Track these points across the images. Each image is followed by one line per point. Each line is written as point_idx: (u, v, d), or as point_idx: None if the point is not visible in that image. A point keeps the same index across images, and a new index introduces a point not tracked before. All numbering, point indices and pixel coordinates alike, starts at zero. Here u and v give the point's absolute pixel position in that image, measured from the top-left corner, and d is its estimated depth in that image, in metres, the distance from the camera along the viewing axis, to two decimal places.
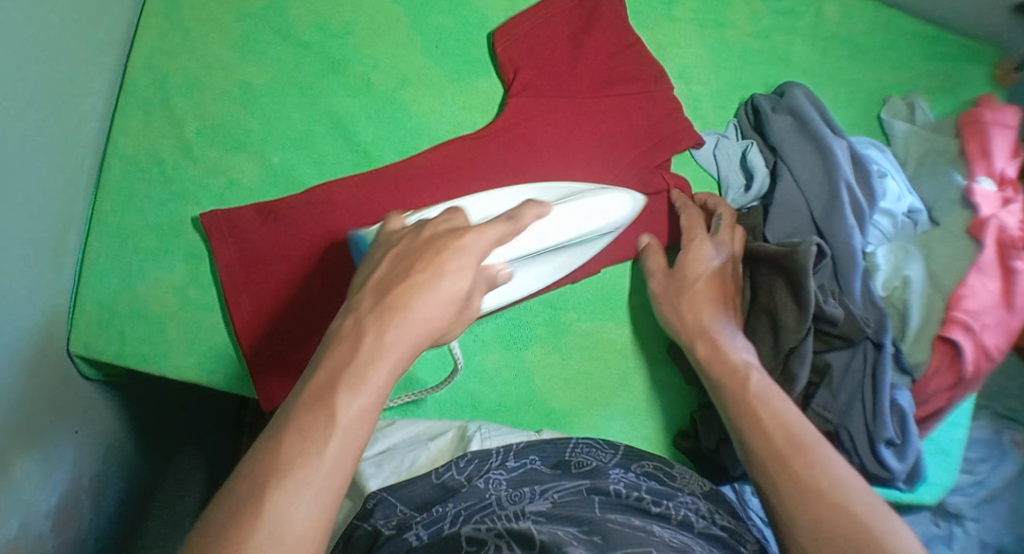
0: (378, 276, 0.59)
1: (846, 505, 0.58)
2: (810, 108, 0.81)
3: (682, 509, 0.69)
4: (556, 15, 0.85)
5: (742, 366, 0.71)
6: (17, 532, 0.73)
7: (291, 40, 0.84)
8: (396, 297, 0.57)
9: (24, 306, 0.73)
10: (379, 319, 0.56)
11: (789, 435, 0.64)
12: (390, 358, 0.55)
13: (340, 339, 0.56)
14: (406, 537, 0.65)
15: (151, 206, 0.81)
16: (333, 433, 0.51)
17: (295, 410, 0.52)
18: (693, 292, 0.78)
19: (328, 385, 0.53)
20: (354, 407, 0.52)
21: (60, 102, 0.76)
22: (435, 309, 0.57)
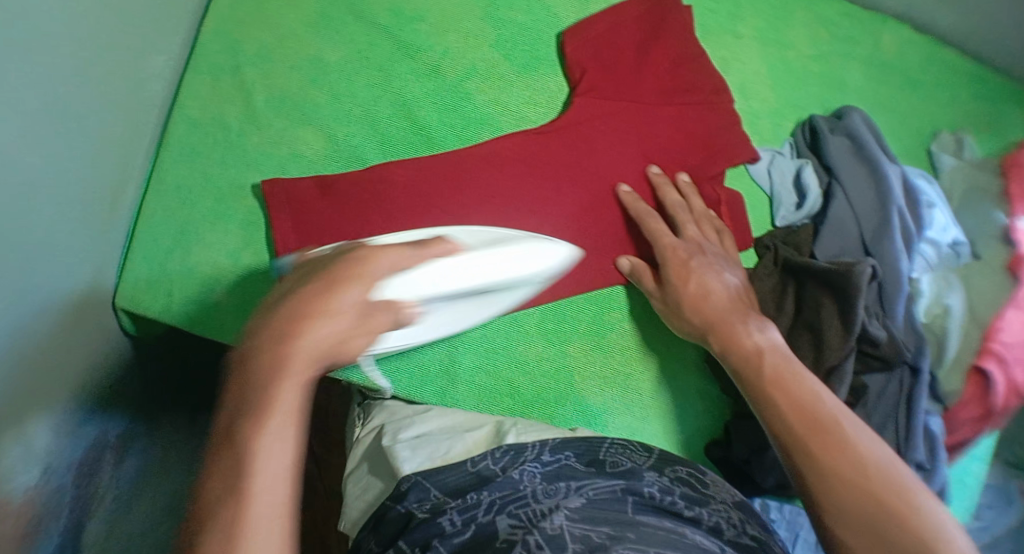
0: (258, 317, 0.57)
1: (868, 486, 0.59)
2: (866, 132, 0.84)
3: (714, 516, 0.66)
4: (626, 23, 0.88)
5: (756, 353, 0.70)
6: (40, 480, 0.72)
7: (366, 21, 0.86)
8: (292, 327, 0.55)
9: (77, 252, 0.73)
10: (274, 351, 0.54)
11: (810, 417, 0.64)
12: (293, 384, 0.54)
13: (235, 380, 0.54)
14: (439, 522, 0.64)
15: (212, 168, 0.82)
16: (257, 478, 0.51)
17: (220, 462, 0.51)
18: (693, 295, 0.77)
19: (233, 428, 0.52)
20: (274, 445, 0.52)
21: (136, 57, 0.78)
22: (328, 339, 0.56)
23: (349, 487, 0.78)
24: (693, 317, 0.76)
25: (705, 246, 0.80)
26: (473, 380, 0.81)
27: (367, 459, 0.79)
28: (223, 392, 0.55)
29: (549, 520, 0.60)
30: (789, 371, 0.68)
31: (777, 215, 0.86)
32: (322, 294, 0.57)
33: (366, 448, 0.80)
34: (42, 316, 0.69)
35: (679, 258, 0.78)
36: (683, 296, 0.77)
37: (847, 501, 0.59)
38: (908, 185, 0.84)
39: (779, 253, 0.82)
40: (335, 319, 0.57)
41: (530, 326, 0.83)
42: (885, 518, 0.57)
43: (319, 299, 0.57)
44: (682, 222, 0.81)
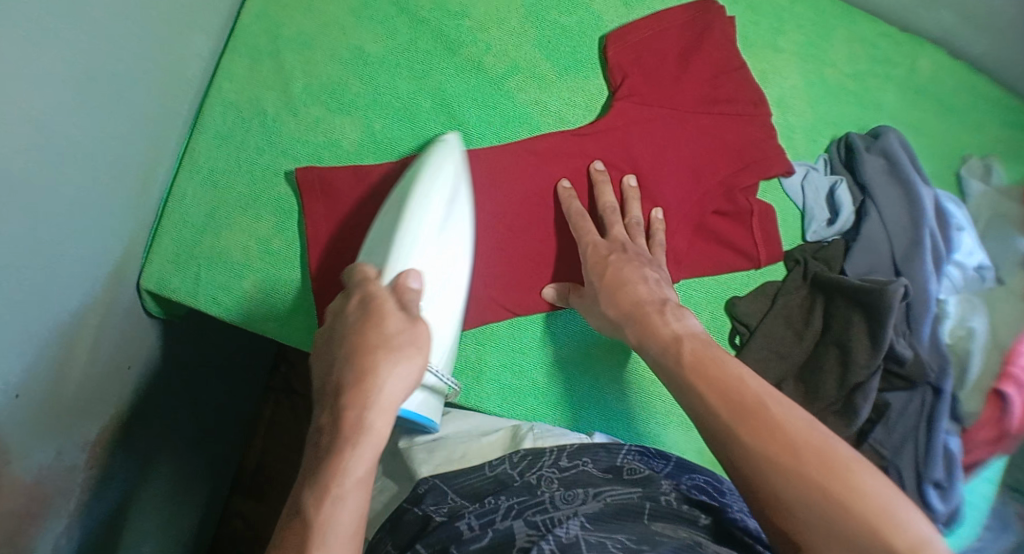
0: (330, 381, 0.58)
1: (799, 470, 0.53)
2: (902, 153, 0.85)
3: (730, 522, 0.63)
4: (668, 30, 0.89)
5: (671, 341, 0.65)
6: (52, 461, 0.69)
7: (409, 13, 0.86)
8: (352, 391, 0.56)
9: (107, 228, 0.72)
10: (337, 419, 0.56)
11: (732, 400, 0.58)
12: (364, 447, 0.54)
13: (314, 453, 0.56)
14: (456, 526, 0.63)
15: (247, 151, 0.81)
16: (319, 545, 0.50)
17: (289, 533, 0.52)
18: (614, 284, 0.73)
19: (303, 501, 0.53)
20: (339, 512, 0.52)
21: (177, 35, 0.77)
22: (393, 383, 0.57)
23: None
24: (607, 309, 0.72)
25: (631, 247, 0.77)
26: (500, 379, 0.80)
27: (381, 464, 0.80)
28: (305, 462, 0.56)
29: (564, 527, 0.58)
30: (711, 357, 0.63)
31: (808, 229, 0.86)
32: (367, 351, 0.58)
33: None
34: (69, 290, 0.67)
35: (598, 254, 0.75)
36: (602, 288, 0.73)
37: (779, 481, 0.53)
38: (940, 207, 0.85)
39: (809, 269, 0.83)
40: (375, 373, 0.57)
41: (556, 327, 0.83)
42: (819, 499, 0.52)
43: (370, 353, 0.57)
44: (613, 226, 0.78)
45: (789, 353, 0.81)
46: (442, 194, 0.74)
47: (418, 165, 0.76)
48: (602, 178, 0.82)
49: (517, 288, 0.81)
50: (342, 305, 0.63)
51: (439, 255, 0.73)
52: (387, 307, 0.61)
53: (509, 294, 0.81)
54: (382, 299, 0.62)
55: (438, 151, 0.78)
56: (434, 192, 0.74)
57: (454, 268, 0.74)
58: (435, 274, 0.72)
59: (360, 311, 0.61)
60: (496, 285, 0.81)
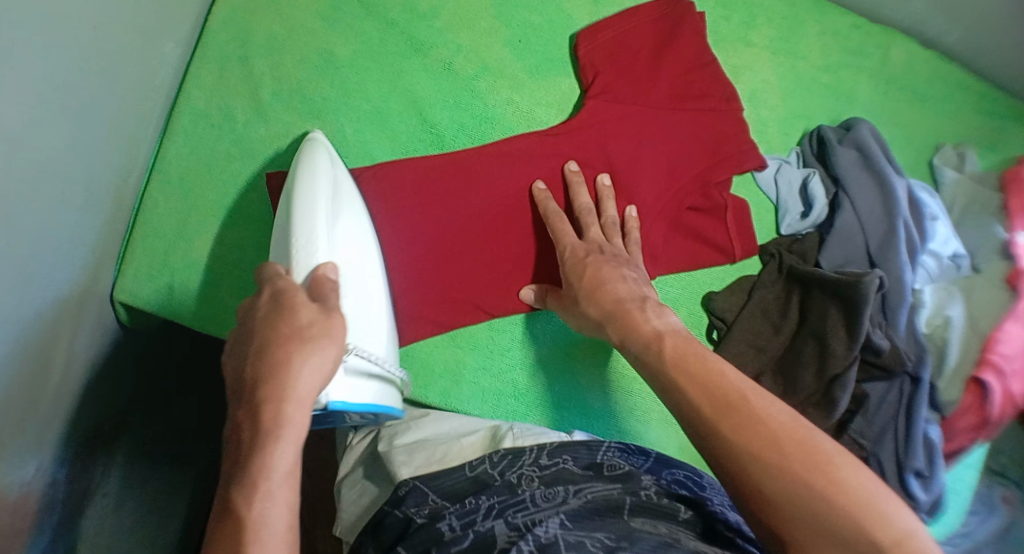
0: (243, 375, 0.55)
1: (785, 462, 0.52)
2: (874, 144, 0.85)
3: (709, 518, 0.63)
4: (639, 27, 0.89)
5: (653, 338, 0.64)
6: (34, 477, 0.69)
7: (378, 15, 0.86)
8: (268, 385, 0.53)
9: (80, 242, 0.72)
10: (254, 415, 0.53)
11: (712, 395, 0.57)
12: (288, 440, 0.52)
13: (232, 454, 0.53)
14: (438, 527, 0.62)
15: (219, 159, 0.81)
16: (254, 545, 0.48)
17: (220, 535, 0.50)
18: (592, 285, 0.71)
19: (230, 501, 0.51)
20: (269, 507, 0.50)
21: (144, 45, 0.77)
22: (312, 374, 0.55)
23: (343, 492, 0.77)
24: (589, 308, 0.71)
25: (607, 248, 0.76)
26: (478, 381, 0.80)
27: (362, 465, 0.78)
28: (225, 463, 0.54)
29: (543, 526, 0.58)
30: (691, 350, 0.62)
31: (783, 222, 0.87)
32: (281, 343, 0.55)
33: (360, 454, 0.79)
34: (45, 306, 0.67)
35: (576, 255, 0.74)
36: (580, 289, 0.72)
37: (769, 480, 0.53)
38: (913, 196, 0.86)
39: (784, 262, 0.84)
40: (289, 366, 0.54)
41: (536, 328, 0.83)
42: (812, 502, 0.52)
43: (284, 344, 0.55)
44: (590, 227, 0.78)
45: (766, 347, 0.81)
46: (326, 188, 0.71)
47: (297, 171, 0.72)
48: (576, 180, 0.81)
49: (493, 289, 0.81)
50: (253, 300, 0.59)
51: (351, 248, 0.70)
52: (299, 297, 0.58)
53: (486, 296, 0.81)
54: (295, 292, 0.58)
55: (308, 150, 0.75)
56: (321, 195, 0.69)
57: (369, 262, 0.73)
58: (355, 269, 0.70)
59: (272, 305, 0.58)
60: (472, 287, 0.81)
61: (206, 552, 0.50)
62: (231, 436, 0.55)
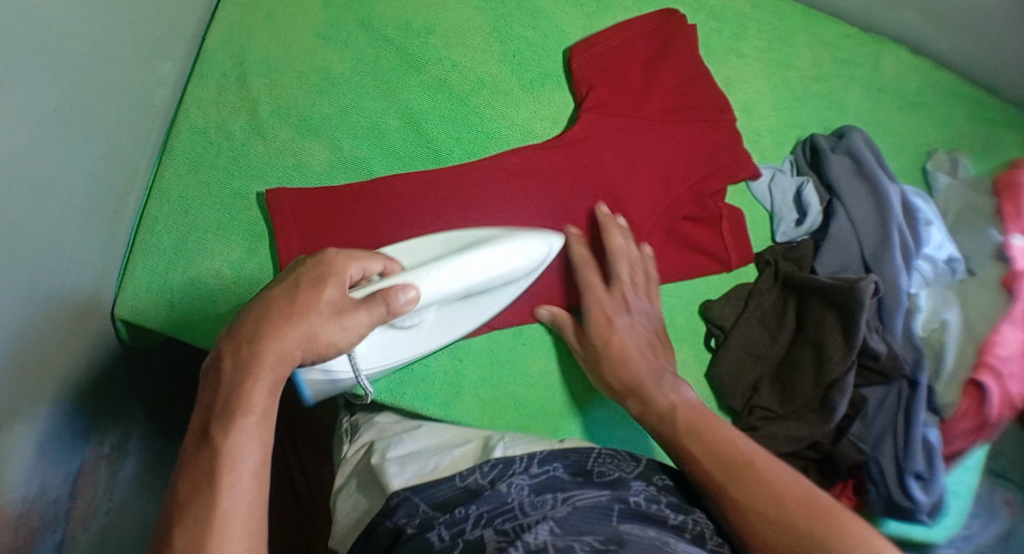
0: (242, 332, 0.58)
1: (798, 526, 0.59)
2: (867, 152, 0.86)
3: (699, 524, 0.64)
4: (632, 39, 0.90)
5: (667, 412, 0.71)
6: (38, 493, 0.69)
7: (374, 33, 0.87)
8: (263, 328, 0.58)
9: (78, 261, 0.72)
10: (237, 352, 0.57)
11: (721, 459, 0.65)
12: (264, 381, 0.56)
13: (213, 381, 0.57)
14: (428, 537, 0.63)
15: (216, 177, 0.81)
16: (227, 482, 0.52)
17: (195, 462, 0.53)
18: (611, 355, 0.77)
19: (209, 431, 0.54)
20: (243, 443, 0.53)
21: (142, 65, 0.78)
22: (302, 344, 0.58)
23: (337, 504, 0.76)
24: (611, 379, 0.77)
25: (631, 301, 0.80)
26: (479, 392, 0.81)
27: (354, 477, 0.77)
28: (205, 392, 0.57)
29: (533, 532, 0.58)
30: (703, 421, 0.69)
31: (777, 231, 0.88)
32: (292, 302, 0.59)
33: (353, 466, 0.78)
34: (43, 323, 0.67)
35: (601, 316, 0.79)
36: (605, 357, 0.78)
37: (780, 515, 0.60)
38: (906, 202, 0.86)
39: (779, 269, 0.84)
40: (311, 309, 0.59)
41: (534, 339, 0.83)
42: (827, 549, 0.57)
43: (279, 320, 0.58)
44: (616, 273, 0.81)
45: (763, 354, 0.83)
46: (473, 262, 0.72)
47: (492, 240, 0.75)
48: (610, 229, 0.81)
49: None
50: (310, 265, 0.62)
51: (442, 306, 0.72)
52: (336, 271, 0.62)
53: None
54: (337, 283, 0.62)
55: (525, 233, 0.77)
56: (455, 263, 0.71)
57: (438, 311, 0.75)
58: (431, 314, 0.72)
59: (313, 269, 0.62)
60: None
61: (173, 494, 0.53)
62: (212, 364, 0.58)
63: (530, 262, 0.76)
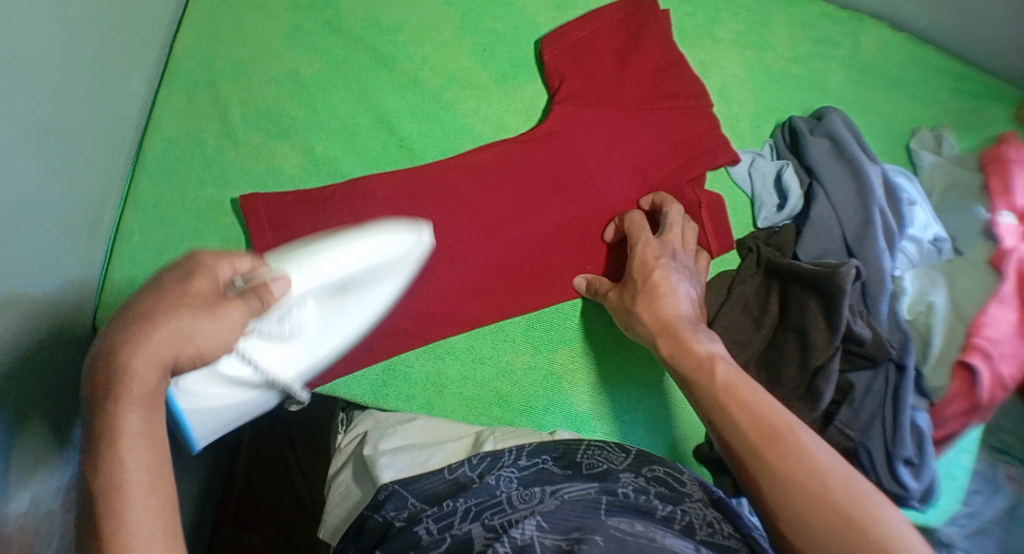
0: (109, 337, 0.50)
1: (834, 510, 0.56)
2: (847, 133, 0.85)
3: (688, 515, 0.63)
4: (604, 30, 0.89)
5: (706, 360, 0.68)
6: (33, 509, 0.70)
7: (342, 33, 0.86)
8: (124, 338, 0.50)
9: (55, 279, 0.72)
10: (100, 367, 0.50)
11: (761, 424, 0.62)
12: (134, 399, 0.49)
13: (83, 399, 0.50)
14: (416, 531, 0.63)
15: (190, 184, 0.81)
16: (122, 505, 0.46)
17: (87, 492, 0.47)
18: (649, 292, 0.76)
19: (90, 451, 0.48)
20: (132, 464, 0.47)
21: (110, 77, 0.77)
22: (168, 348, 0.51)
23: (331, 494, 0.76)
24: (645, 316, 0.75)
25: (679, 253, 0.79)
26: (461, 391, 0.80)
27: (348, 467, 0.77)
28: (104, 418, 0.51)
29: (519, 528, 0.59)
30: (742, 381, 0.66)
31: (759, 216, 0.86)
32: (169, 302, 0.52)
33: (347, 456, 0.78)
34: (23, 343, 0.67)
35: (647, 260, 0.78)
36: (641, 293, 0.76)
37: (790, 497, 0.58)
38: (889, 183, 0.85)
39: (762, 256, 0.83)
40: (185, 302, 0.52)
41: (517, 335, 0.82)
42: (851, 533, 0.55)
43: (141, 323, 0.51)
44: (668, 228, 0.80)
45: (749, 342, 0.81)
46: (360, 256, 0.67)
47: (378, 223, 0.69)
48: (667, 200, 0.82)
49: (475, 303, 0.81)
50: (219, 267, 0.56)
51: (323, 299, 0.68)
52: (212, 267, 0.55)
53: (461, 308, 0.81)
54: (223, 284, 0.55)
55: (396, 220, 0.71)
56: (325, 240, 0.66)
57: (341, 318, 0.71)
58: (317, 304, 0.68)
59: (176, 268, 0.55)
60: (448, 300, 0.81)
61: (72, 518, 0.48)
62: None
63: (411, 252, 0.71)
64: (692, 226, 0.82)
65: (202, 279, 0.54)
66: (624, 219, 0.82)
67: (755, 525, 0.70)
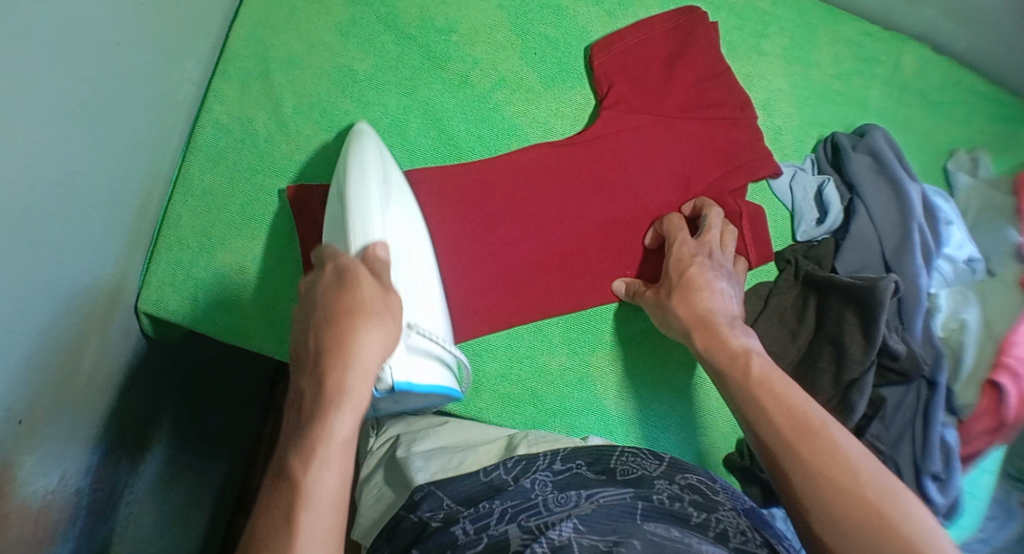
0: (311, 346, 0.58)
1: (863, 509, 0.57)
2: (889, 150, 0.86)
3: (721, 523, 0.64)
4: (653, 38, 0.91)
5: (741, 353, 0.70)
6: (60, 486, 0.71)
7: (395, 29, 0.88)
8: (328, 360, 0.56)
9: (102, 257, 0.73)
10: (317, 384, 0.56)
11: (796, 420, 0.63)
12: (346, 410, 0.55)
13: (295, 420, 0.57)
14: (452, 531, 0.63)
15: (239, 171, 0.82)
16: (305, 513, 0.52)
17: (277, 496, 0.53)
18: (685, 287, 0.77)
19: (287, 468, 0.54)
20: (324, 476, 0.53)
21: (168, 61, 0.78)
22: (368, 361, 0.57)
23: (363, 496, 0.76)
24: (679, 309, 0.76)
25: (716, 255, 0.80)
26: (498, 388, 0.81)
27: (380, 469, 0.78)
28: (290, 426, 0.58)
29: (557, 529, 0.59)
30: (777, 377, 0.67)
31: (798, 229, 0.88)
32: (342, 315, 0.58)
33: (379, 458, 0.79)
34: (65, 318, 0.68)
35: (681, 260, 0.79)
36: (677, 287, 0.77)
37: (830, 516, 0.58)
38: (929, 201, 0.86)
39: (800, 269, 0.84)
40: (365, 307, 0.59)
41: (554, 335, 0.83)
42: (880, 531, 0.56)
43: (327, 336, 0.57)
44: (707, 231, 0.81)
45: (783, 352, 0.82)
46: (376, 175, 0.73)
47: (347, 158, 0.73)
48: (708, 204, 0.83)
49: (514, 298, 0.82)
50: (316, 275, 0.62)
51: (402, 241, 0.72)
52: (361, 272, 0.60)
53: (501, 305, 0.82)
54: (325, 286, 0.60)
55: (358, 140, 0.76)
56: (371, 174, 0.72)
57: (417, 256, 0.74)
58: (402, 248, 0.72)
59: (336, 279, 0.61)
60: (492, 294, 0.82)
61: (248, 533, 0.54)
62: (296, 403, 0.58)
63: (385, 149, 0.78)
64: (731, 229, 0.83)
65: (372, 284, 0.60)
66: (664, 223, 0.84)
67: (784, 536, 0.70)
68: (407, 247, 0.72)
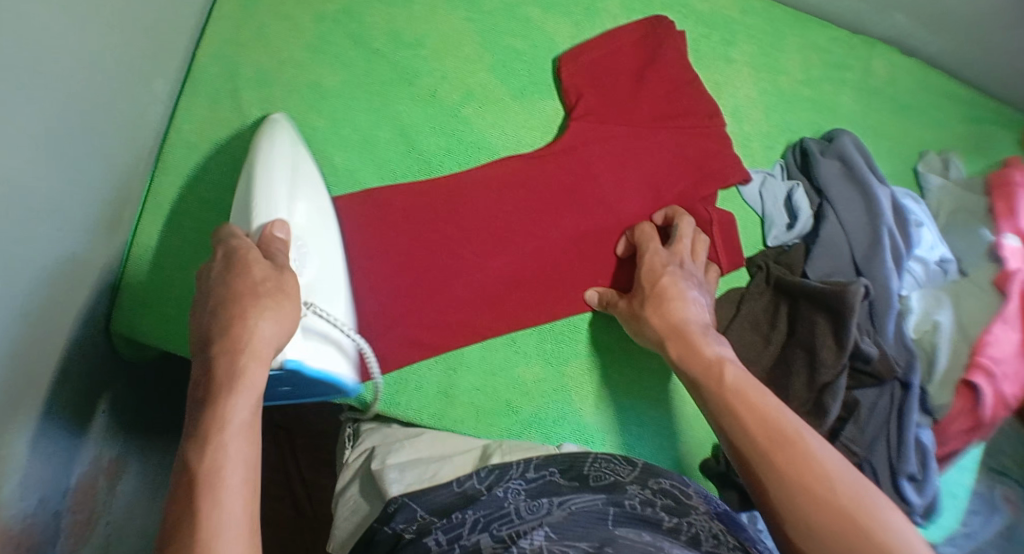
0: (206, 329, 0.57)
1: (840, 515, 0.58)
2: (857, 155, 0.87)
3: (693, 526, 0.64)
4: (621, 49, 0.92)
5: (716, 362, 0.70)
6: (37, 509, 0.70)
7: (364, 45, 0.88)
8: (225, 343, 0.55)
9: (76, 279, 0.73)
10: (209, 368, 0.55)
11: (769, 428, 0.64)
12: (247, 390, 0.54)
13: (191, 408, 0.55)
14: (425, 541, 0.64)
15: (210, 192, 0.82)
16: (208, 493, 0.50)
17: (179, 474, 0.52)
18: (657, 298, 0.77)
19: (186, 452, 0.53)
20: (227, 455, 0.52)
21: (136, 82, 0.78)
22: (263, 341, 0.56)
23: (337, 509, 0.77)
24: (654, 317, 0.76)
25: (687, 263, 0.80)
26: (473, 400, 0.80)
27: (355, 483, 0.77)
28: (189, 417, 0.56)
29: (528, 538, 0.59)
30: (751, 384, 0.67)
31: (769, 235, 0.88)
32: (234, 299, 0.57)
33: (354, 471, 0.78)
34: (44, 342, 0.69)
35: (654, 271, 0.79)
36: (650, 297, 0.77)
37: (804, 521, 0.59)
38: (898, 205, 0.87)
39: (771, 274, 0.85)
40: (257, 287, 0.58)
41: (529, 346, 0.83)
42: (856, 535, 0.57)
43: (225, 313, 0.56)
44: (679, 239, 0.81)
45: (756, 358, 0.82)
46: (283, 165, 0.72)
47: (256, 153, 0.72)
48: (679, 213, 0.84)
49: (486, 311, 0.82)
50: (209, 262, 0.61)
51: (316, 232, 0.73)
52: (251, 254, 0.60)
53: (475, 318, 0.82)
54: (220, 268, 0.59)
55: (268, 136, 0.75)
56: (277, 165, 0.71)
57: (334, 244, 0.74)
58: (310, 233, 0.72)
59: (225, 263, 0.60)
60: (465, 310, 0.82)
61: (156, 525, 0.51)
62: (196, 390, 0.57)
63: (288, 137, 0.76)
64: (703, 239, 0.83)
65: (263, 264, 0.59)
66: (636, 233, 0.84)
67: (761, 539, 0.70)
68: (319, 239, 0.72)
